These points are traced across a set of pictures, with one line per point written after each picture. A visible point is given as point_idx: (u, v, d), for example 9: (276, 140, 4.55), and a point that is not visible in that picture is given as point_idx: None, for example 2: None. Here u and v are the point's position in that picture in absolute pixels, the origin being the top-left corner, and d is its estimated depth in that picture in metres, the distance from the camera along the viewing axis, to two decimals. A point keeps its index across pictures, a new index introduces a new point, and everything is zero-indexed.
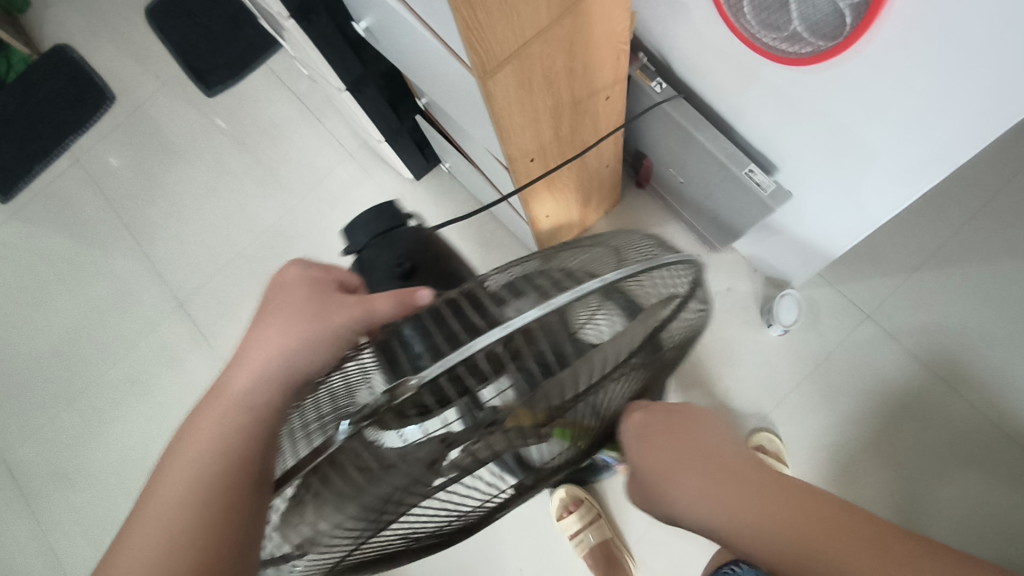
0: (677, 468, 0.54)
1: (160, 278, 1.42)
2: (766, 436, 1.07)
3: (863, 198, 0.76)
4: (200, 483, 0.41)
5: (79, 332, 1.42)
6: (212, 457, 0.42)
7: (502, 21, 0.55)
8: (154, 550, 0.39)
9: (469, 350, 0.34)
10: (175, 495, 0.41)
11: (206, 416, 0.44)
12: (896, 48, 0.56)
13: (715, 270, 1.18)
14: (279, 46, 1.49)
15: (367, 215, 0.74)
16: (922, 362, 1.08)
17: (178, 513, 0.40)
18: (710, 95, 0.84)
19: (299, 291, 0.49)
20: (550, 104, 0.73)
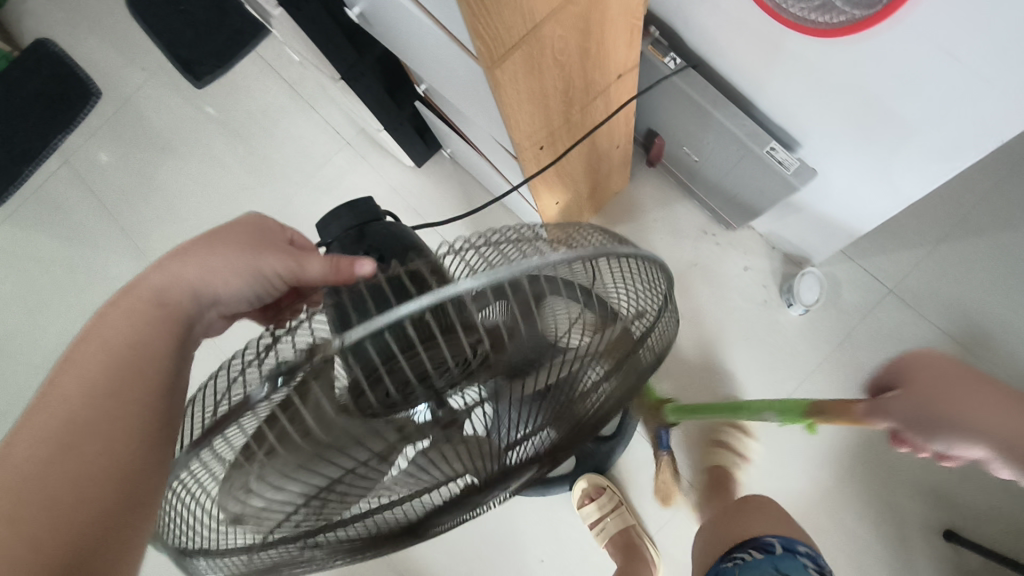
0: (949, 392, 0.50)
1: None
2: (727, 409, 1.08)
3: (897, 174, 0.71)
4: (97, 381, 0.39)
5: None
6: (111, 359, 0.40)
7: (511, 5, 0.50)
8: (50, 440, 0.36)
9: (395, 316, 0.32)
10: (70, 424, 0.37)
11: (111, 318, 0.42)
12: (940, 17, 0.51)
13: (731, 248, 1.14)
14: (267, 32, 1.42)
15: (338, 211, 0.69)
16: (951, 337, 1.04)
17: (69, 442, 0.36)
18: (726, 68, 0.80)
19: (243, 229, 0.49)
20: (559, 89, 0.68)
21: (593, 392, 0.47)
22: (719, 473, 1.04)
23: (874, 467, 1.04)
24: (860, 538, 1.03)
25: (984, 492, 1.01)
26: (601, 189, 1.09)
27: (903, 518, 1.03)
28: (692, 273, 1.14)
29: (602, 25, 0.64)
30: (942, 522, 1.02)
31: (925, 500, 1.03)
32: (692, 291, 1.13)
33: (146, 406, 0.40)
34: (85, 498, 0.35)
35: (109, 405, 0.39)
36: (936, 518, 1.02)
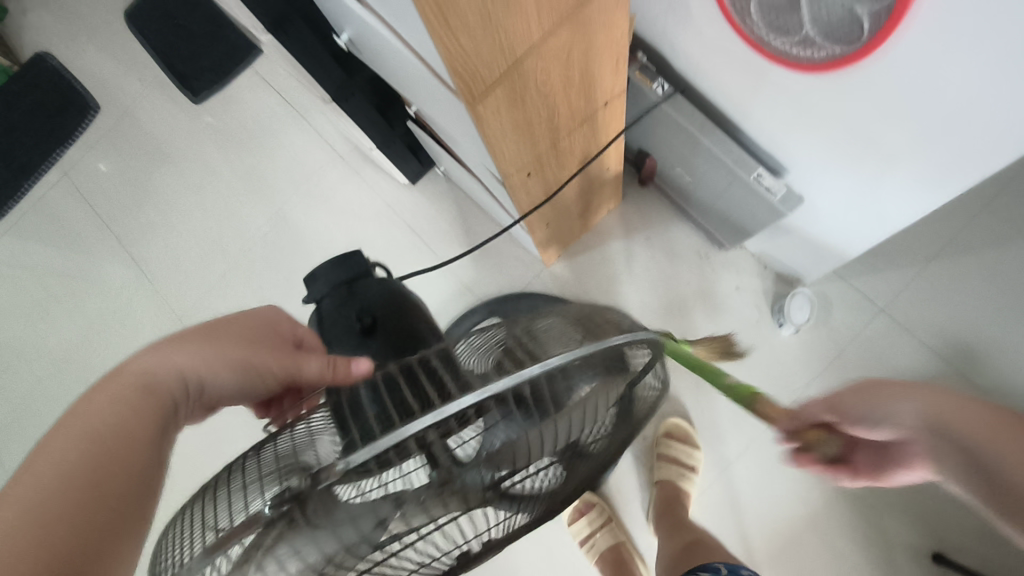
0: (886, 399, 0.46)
1: (155, 291, 1.39)
2: (675, 422, 1.09)
3: (882, 204, 0.71)
4: (101, 432, 0.39)
5: (77, 349, 1.40)
6: (117, 415, 0.41)
7: (489, 45, 0.50)
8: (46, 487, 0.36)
9: (401, 436, 0.32)
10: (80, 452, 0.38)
11: (107, 387, 0.42)
12: (919, 57, 0.51)
13: (723, 267, 1.14)
14: (259, 51, 1.42)
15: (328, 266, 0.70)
16: (941, 357, 1.04)
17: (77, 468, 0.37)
18: (712, 93, 0.80)
19: (246, 326, 0.51)
20: (544, 118, 0.68)
21: (599, 436, 0.45)
22: (667, 489, 1.04)
23: (863, 487, 1.04)
24: (849, 558, 1.03)
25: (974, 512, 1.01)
26: (592, 210, 1.09)
27: (893, 539, 1.02)
28: (684, 291, 1.14)
29: (586, 57, 0.64)
30: (930, 542, 1.01)
31: (914, 520, 1.02)
32: (683, 309, 1.13)
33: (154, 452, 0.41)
34: (78, 525, 0.35)
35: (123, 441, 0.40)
36: (925, 538, 1.02)
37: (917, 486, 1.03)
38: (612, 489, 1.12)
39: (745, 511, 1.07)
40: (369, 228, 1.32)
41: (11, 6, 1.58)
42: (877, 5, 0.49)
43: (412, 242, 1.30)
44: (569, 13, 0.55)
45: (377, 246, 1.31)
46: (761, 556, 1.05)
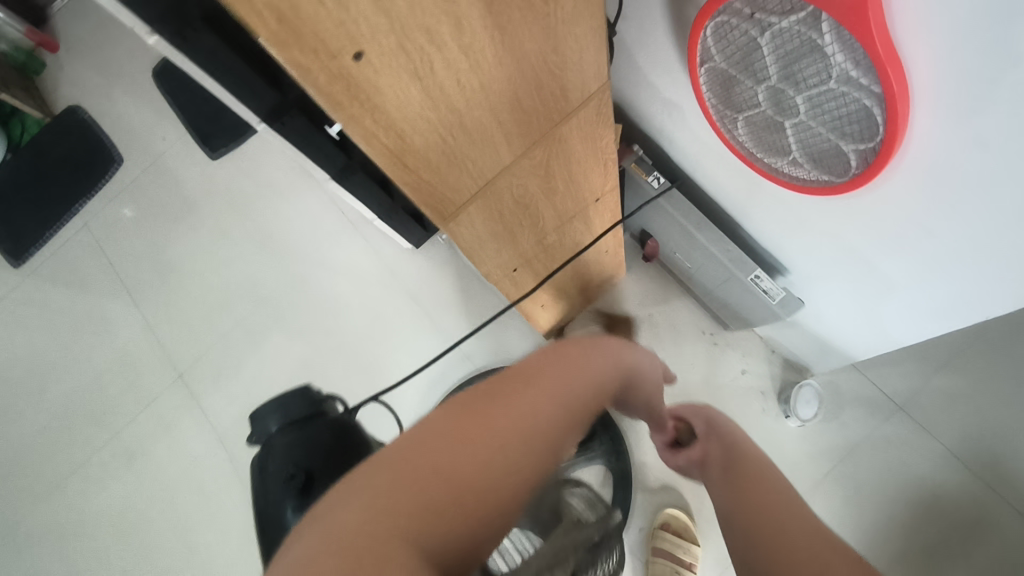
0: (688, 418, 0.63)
1: (160, 344, 1.40)
2: (673, 513, 1.04)
3: (885, 319, 0.67)
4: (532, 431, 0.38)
5: (80, 398, 1.41)
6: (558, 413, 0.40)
7: (454, 174, 0.49)
8: (451, 483, 0.33)
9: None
10: (380, 480, 0.32)
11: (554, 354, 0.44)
12: (916, 194, 0.48)
13: (729, 349, 1.09)
14: (252, 131, 1.44)
15: (271, 405, 0.54)
16: (959, 461, 0.97)
17: (372, 496, 0.31)
18: (709, 189, 0.76)
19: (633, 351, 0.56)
20: (529, 222, 0.66)
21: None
22: None
23: None
24: None
25: None
26: (592, 287, 1.06)
27: None
28: (687, 374, 1.09)
29: (567, 165, 0.62)
30: None
31: None
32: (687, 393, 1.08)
33: (474, 475, 0.34)
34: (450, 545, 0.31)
35: (434, 462, 0.33)
36: None
37: None
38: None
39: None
40: (372, 291, 1.32)
41: (49, 61, 1.66)
42: (862, 146, 0.46)
43: (412, 308, 1.30)
44: (544, 133, 0.54)
45: (379, 310, 1.31)
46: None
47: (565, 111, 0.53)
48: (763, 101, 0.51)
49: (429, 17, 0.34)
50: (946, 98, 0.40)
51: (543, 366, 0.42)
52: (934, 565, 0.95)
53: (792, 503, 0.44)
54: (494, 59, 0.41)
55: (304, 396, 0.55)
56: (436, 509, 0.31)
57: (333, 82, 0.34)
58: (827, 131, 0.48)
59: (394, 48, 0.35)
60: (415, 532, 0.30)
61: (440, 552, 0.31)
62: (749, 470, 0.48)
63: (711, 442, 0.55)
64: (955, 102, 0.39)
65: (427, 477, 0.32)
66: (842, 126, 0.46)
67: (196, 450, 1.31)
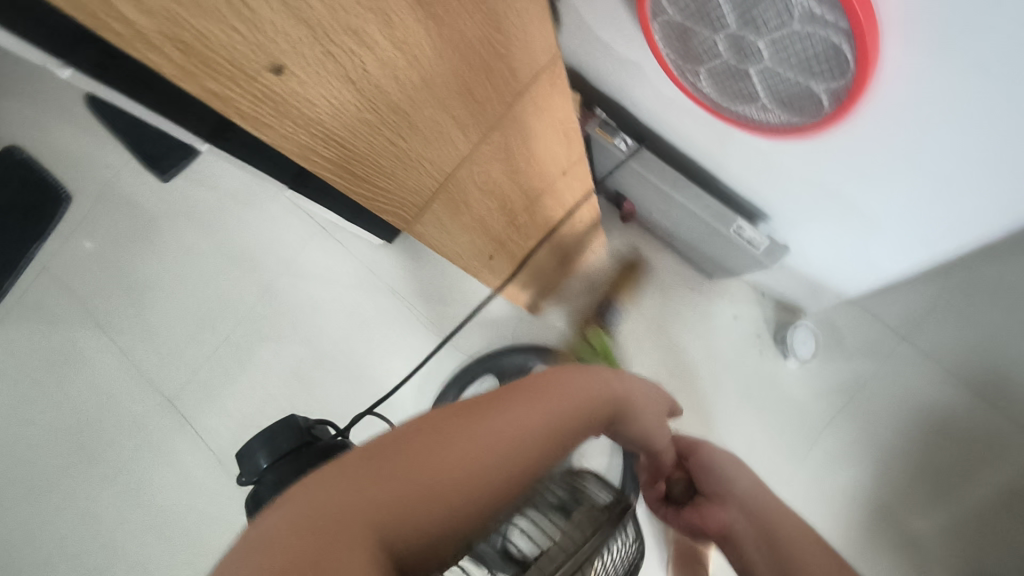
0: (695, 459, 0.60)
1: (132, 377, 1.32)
2: None
3: (873, 253, 0.65)
4: (516, 458, 0.38)
5: (47, 448, 1.29)
6: (547, 441, 0.40)
7: (412, 175, 0.47)
8: (420, 486, 0.34)
9: None
10: (359, 471, 0.34)
11: (557, 381, 0.44)
12: (895, 126, 0.46)
13: (720, 299, 1.08)
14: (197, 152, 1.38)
15: (257, 440, 0.51)
16: (962, 380, 0.96)
17: (351, 488, 0.33)
18: (679, 144, 0.74)
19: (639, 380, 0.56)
20: (499, 207, 0.63)
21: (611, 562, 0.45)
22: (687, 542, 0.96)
23: (898, 526, 0.96)
24: None
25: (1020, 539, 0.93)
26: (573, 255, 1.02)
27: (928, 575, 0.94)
28: (681, 330, 1.08)
29: (529, 145, 0.59)
30: None
31: (956, 551, 0.95)
32: (684, 350, 1.07)
33: (444, 476, 0.35)
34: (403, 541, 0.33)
35: (410, 460, 0.35)
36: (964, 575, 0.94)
37: (955, 516, 0.95)
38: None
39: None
40: (353, 293, 1.29)
41: None
42: (832, 86, 0.44)
43: (396, 303, 1.27)
44: (500, 116, 0.51)
45: (364, 312, 1.28)
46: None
47: (518, 91, 0.50)
48: (724, 50, 0.48)
49: (353, 17, 0.32)
50: (918, 25, 0.37)
51: (541, 390, 0.42)
52: (948, 481, 0.96)
53: (831, 565, 0.45)
54: (433, 51, 0.38)
55: (290, 424, 0.53)
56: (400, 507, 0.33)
57: (259, 104, 0.32)
58: (794, 75, 0.45)
59: (318, 56, 0.32)
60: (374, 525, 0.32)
61: (396, 548, 0.33)
62: (793, 536, 0.47)
63: (732, 509, 0.54)
64: (927, 26, 0.37)
65: (398, 476, 0.34)
66: (810, 68, 0.44)
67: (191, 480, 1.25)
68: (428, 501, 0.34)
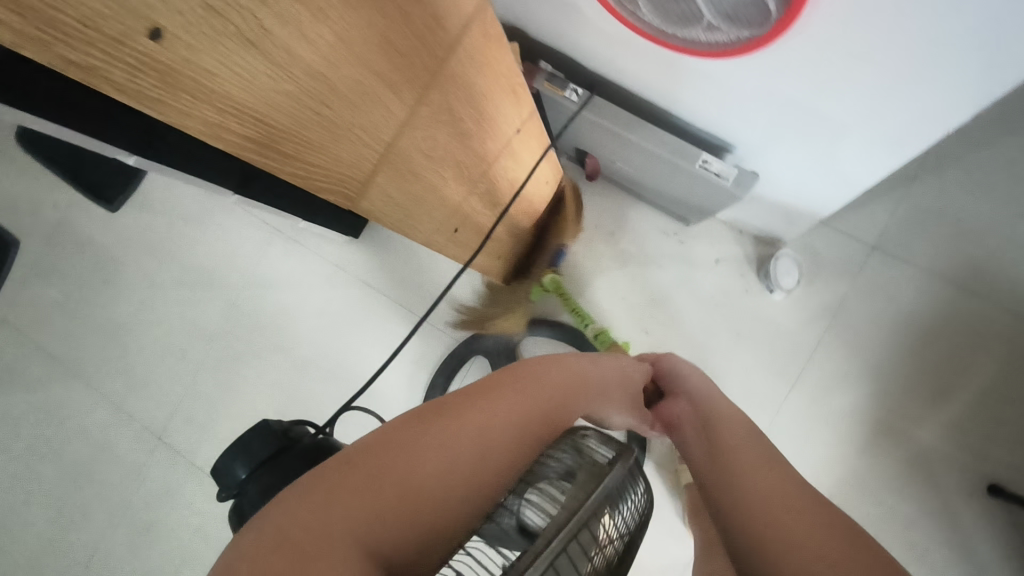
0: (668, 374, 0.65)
1: (115, 420, 1.27)
2: None
3: (842, 165, 0.64)
4: (493, 453, 0.38)
5: (40, 505, 1.25)
6: (520, 432, 0.41)
7: (347, 146, 0.43)
8: (402, 489, 0.33)
9: None
10: (330, 476, 0.32)
11: (521, 375, 0.46)
12: (841, 31, 0.44)
13: (698, 242, 1.06)
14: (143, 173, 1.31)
15: (229, 456, 0.51)
16: (944, 280, 0.98)
17: (328, 496, 0.31)
18: (629, 84, 0.70)
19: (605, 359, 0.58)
20: (452, 173, 0.60)
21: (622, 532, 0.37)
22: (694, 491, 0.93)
23: (906, 436, 0.96)
24: (913, 518, 0.94)
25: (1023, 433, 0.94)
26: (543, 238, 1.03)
27: (940, 484, 0.94)
28: (662, 279, 1.06)
29: (473, 103, 0.56)
30: (983, 476, 0.94)
31: (965, 455, 0.95)
32: (668, 299, 1.05)
33: (419, 474, 0.34)
34: (391, 548, 0.31)
35: (383, 460, 0.34)
36: (975, 474, 0.94)
37: (959, 421, 0.95)
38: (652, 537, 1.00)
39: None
40: (325, 296, 1.25)
41: None
42: None
43: (372, 299, 1.24)
44: (435, 72, 0.47)
45: (340, 312, 1.24)
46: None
47: (449, 42, 0.47)
48: None
49: None
50: None
51: (510, 386, 0.44)
52: (945, 386, 0.96)
53: (761, 449, 0.48)
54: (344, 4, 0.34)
55: (263, 431, 0.52)
56: (378, 508, 0.32)
57: (146, 78, 0.27)
58: None
59: (203, 16, 0.27)
60: (360, 533, 0.30)
61: (384, 560, 0.31)
62: (734, 432, 0.50)
63: (687, 407, 0.58)
64: None
65: (372, 477, 0.33)
66: None
67: (192, 513, 1.21)
68: (412, 506, 0.33)
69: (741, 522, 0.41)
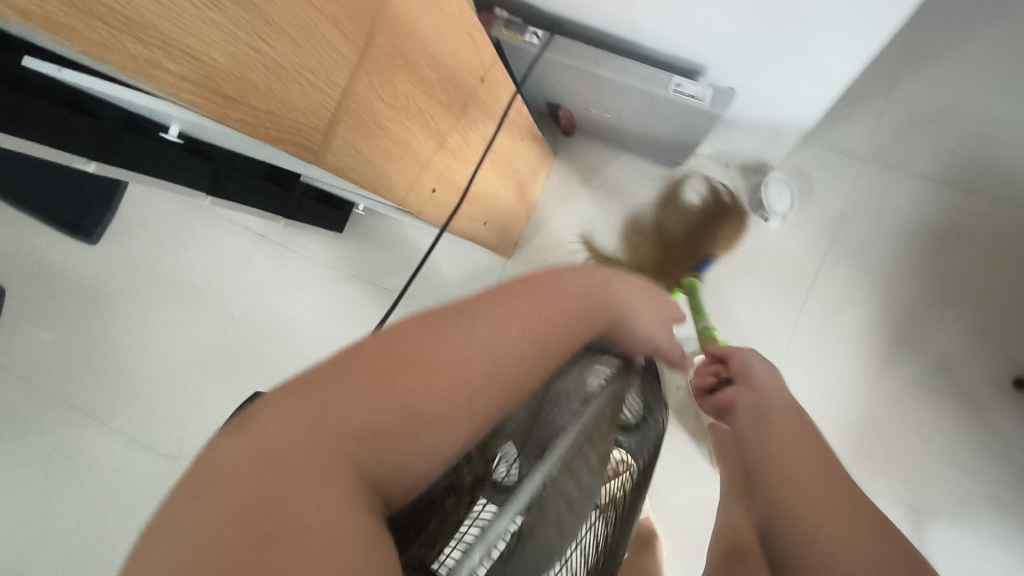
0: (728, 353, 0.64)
1: (126, 451, 1.24)
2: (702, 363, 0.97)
3: (819, 64, 0.62)
4: (501, 373, 0.36)
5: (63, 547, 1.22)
6: (533, 350, 0.38)
7: (296, 91, 0.41)
8: (397, 406, 0.31)
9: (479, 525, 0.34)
10: (315, 394, 0.30)
11: (540, 284, 0.42)
12: None
13: (686, 182, 1.03)
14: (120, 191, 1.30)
15: None
16: (939, 182, 0.96)
17: (318, 411, 0.29)
18: (590, 19, 0.69)
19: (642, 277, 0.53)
20: (419, 126, 0.58)
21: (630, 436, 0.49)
22: None
23: (924, 344, 0.95)
24: (936, 423, 0.94)
25: None
26: (688, 250, 0.98)
27: (962, 386, 0.94)
28: None
29: (427, 47, 0.53)
30: (1007, 371, 0.93)
31: (984, 355, 0.93)
32: None
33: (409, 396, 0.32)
34: (378, 466, 0.30)
35: (372, 385, 0.31)
36: (997, 373, 0.93)
37: (974, 321, 0.94)
38: (683, 481, 0.98)
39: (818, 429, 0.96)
40: (321, 295, 1.23)
41: None
42: None
43: (368, 290, 1.22)
44: (378, 9, 0.45)
45: (338, 309, 1.22)
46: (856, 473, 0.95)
47: None
48: None
49: None
50: None
51: (527, 297, 0.40)
52: (954, 289, 0.95)
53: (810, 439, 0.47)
54: None
55: None
56: (366, 432, 0.30)
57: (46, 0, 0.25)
58: None
59: None
60: (349, 452, 0.29)
61: (372, 478, 0.30)
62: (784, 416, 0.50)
63: (744, 388, 0.56)
64: None
65: (358, 401, 0.31)
66: None
67: None
68: (406, 424, 0.31)
69: (779, 508, 0.43)
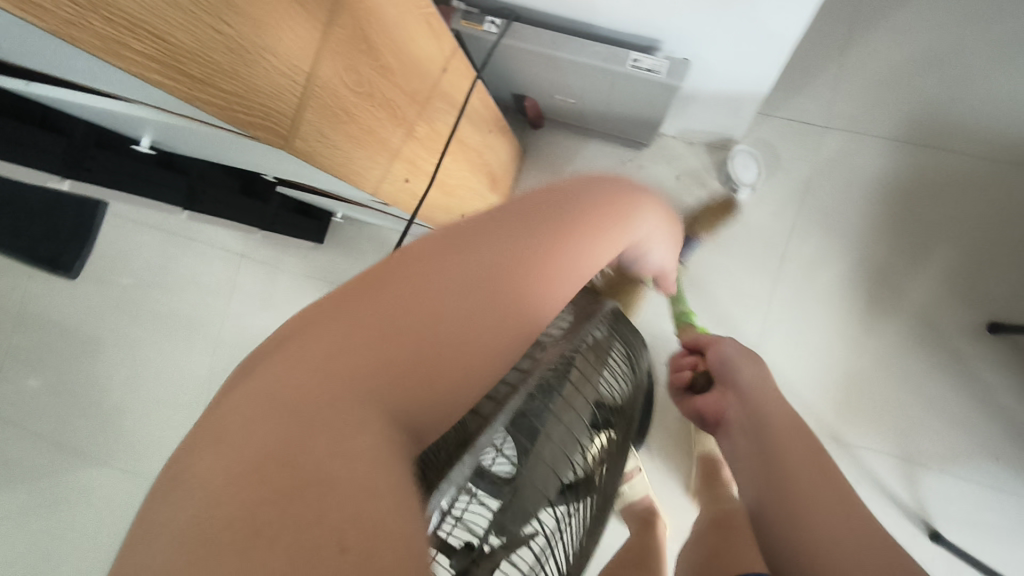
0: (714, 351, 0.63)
1: (125, 484, 1.23)
2: None
3: (765, 26, 0.64)
4: (531, 301, 0.33)
5: None
6: (560, 277, 0.35)
7: (261, 73, 0.42)
8: (426, 336, 0.28)
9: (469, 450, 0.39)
10: (328, 333, 0.26)
11: (557, 204, 0.38)
12: None
13: (656, 163, 1.06)
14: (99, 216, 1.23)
15: None
16: (898, 141, 0.99)
17: (337, 348, 0.26)
18: (543, 4, 0.71)
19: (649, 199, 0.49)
20: (385, 114, 0.59)
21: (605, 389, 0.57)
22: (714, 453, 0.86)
23: (899, 297, 0.97)
24: (920, 372, 0.96)
25: (1008, 267, 0.95)
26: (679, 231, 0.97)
27: (941, 335, 0.96)
28: None
29: (387, 35, 0.55)
30: (984, 315, 0.95)
31: (958, 302, 0.96)
32: None
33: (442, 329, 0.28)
34: (414, 405, 0.27)
35: (403, 317, 0.28)
36: (972, 318, 0.95)
37: (945, 270, 0.97)
38: None
39: (805, 391, 0.98)
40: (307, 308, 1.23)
41: None
42: None
43: None
44: None
45: None
46: (846, 430, 0.97)
47: None
48: None
49: None
50: None
51: (548, 217, 0.36)
52: (923, 242, 0.98)
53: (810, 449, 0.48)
54: None
55: None
56: (398, 368, 0.26)
57: None
58: None
59: None
60: (378, 392, 0.25)
61: (405, 419, 0.26)
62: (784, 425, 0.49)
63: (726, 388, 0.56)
64: None
65: (389, 325, 0.27)
66: None
67: None
68: (438, 356, 0.28)
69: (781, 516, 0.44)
